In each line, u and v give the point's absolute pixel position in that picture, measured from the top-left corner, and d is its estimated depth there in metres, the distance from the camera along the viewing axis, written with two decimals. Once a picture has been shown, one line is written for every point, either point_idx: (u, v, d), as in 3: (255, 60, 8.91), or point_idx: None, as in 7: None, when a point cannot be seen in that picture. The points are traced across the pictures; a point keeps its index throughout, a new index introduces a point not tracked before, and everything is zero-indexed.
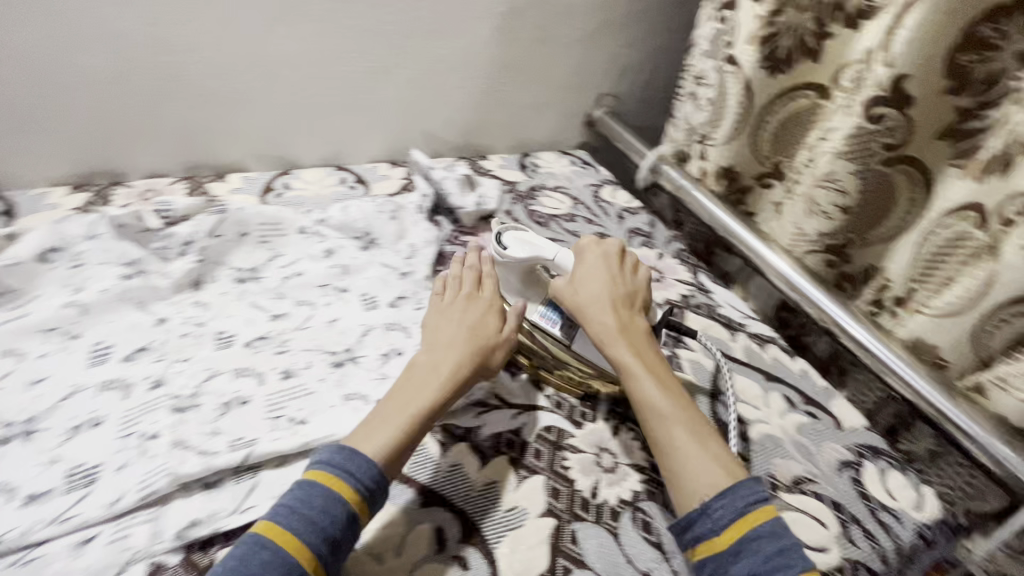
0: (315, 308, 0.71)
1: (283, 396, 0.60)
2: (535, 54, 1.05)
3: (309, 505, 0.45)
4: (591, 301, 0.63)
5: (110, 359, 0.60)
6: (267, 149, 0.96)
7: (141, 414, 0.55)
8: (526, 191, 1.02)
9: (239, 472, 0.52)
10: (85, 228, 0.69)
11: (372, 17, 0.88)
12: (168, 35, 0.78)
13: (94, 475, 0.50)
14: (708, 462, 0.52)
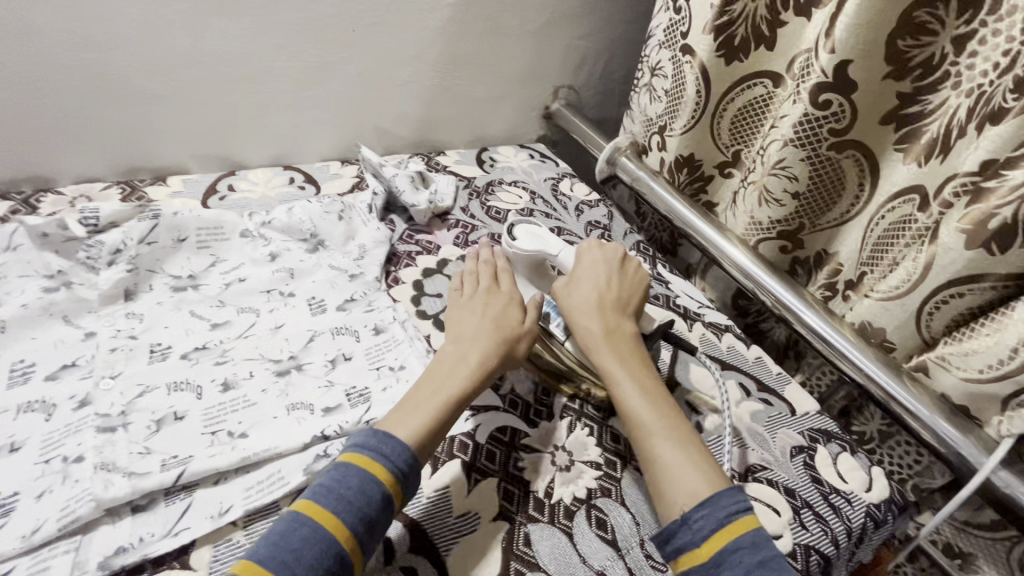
0: (259, 315, 0.68)
1: (222, 409, 0.57)
2: (488, 47, 1.02)
3: (348, 486, 0.45)
4: (580, 305, 0.63)
5: (32, 379, 0.56)
6: (210, 150, 0.92)
7: (65, 437, 0.52)
8: (483, 186, 1.00)
9: (171, 493, 0.50)
10: (3, 239, 0.64)
11: (315, 10, 0.84)
12: (88, 31, 0.73)
13: (10, 505, 0.47)
14: (691, 470, 0.50)
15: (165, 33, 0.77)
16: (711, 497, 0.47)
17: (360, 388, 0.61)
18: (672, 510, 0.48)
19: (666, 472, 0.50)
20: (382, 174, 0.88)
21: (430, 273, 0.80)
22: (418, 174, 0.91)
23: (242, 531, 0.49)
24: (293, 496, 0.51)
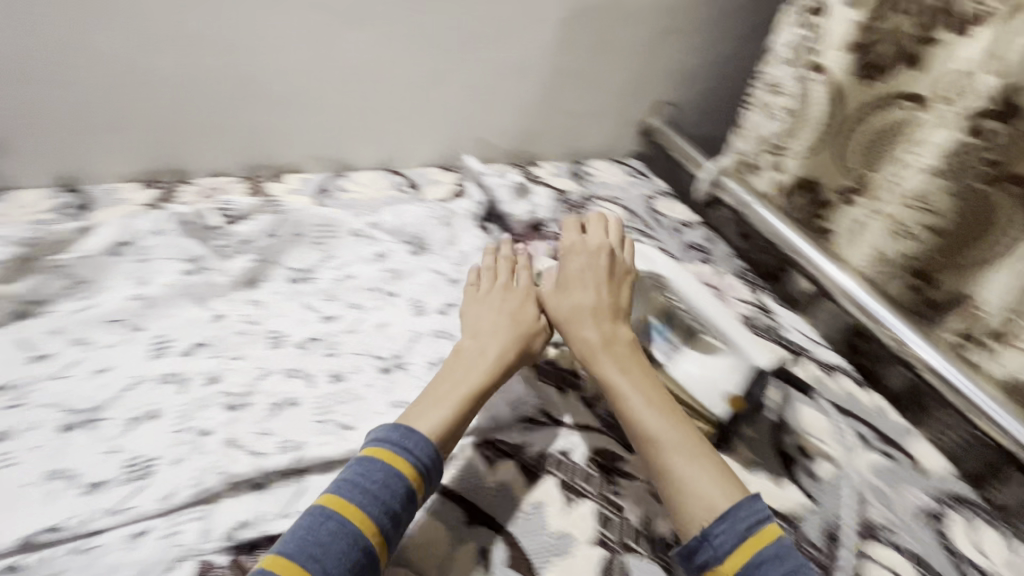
0: (365, 310, 0.71)
1: (331, 399, 0.59)
2: (595, 61, 1.03)
3: (372, 479, 0.45)
4: (572, 314, 0.61)
5: (169, 353, 0.62)
6: (325, 152, 0.97)
7: (196, 410, 0.56)
8: (579, 200, 1.00)
9: (287, 475, 0.52)
10: (153, 224, 0.71)
11: (433, 22, 0.89)
12: (245, 38, 0.81)
13: (151, 467, 0.51)
14: (708, 483, 0.48)
15: (301, 41, 0.84)
16: (728, 513, 0.46)
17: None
18: (693, 528, 0.47)
19: (682, 488, 0.49)
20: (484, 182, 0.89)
21: None
22: (517, 185, 0.92)
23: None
24: None
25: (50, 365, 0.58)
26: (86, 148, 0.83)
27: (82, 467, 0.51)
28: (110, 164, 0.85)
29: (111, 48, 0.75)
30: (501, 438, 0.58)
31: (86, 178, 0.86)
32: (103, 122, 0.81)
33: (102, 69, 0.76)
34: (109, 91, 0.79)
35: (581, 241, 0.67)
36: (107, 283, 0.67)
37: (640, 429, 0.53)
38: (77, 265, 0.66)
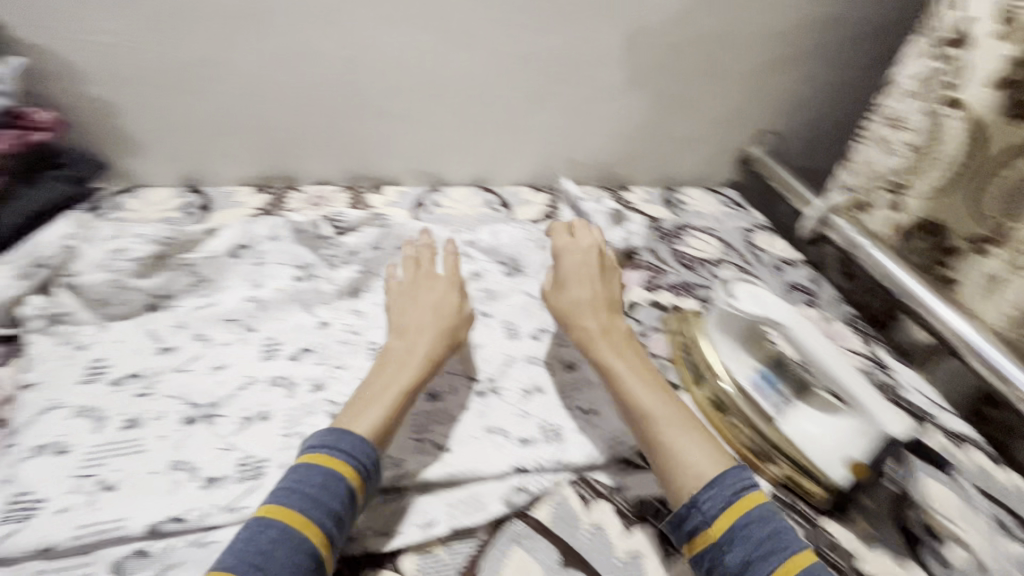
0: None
1: (427, 418, 0.60)
2: (698, 87, 1.00)
3: (308, 483, 0.45)
4: (573, 305, 0.64)
5: (278, 356, 0.64)
6: (421, 166, 0.99)
7: (303, 416, 0.59)
8: (672, 229, 0.97)
9: (386, 492, 0.53)
10: (270, 230, 0.75)
11: (540, 45, 0.88)
12: (359, 57, 0.83)
13: (262, 468, 0.54)
14: (696, 452, 0.51)
15: (412, 60, 0.85)
16: (714, 479, 0.49)
17: (553, 424, 0.61)
18: (684, 495, 0.50)
19: (674, 459, 0.51)
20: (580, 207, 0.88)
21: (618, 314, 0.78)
22: (613, 212, 0.90)
23: (445, 546, 0.51)
24: (491, 525, 0.52)
25: (175, 358, 0.62)
26: (211, 153, 0.89)
27: (200, 461, 0.54)
28: (230, 168, 0.91)
29: (243, 63, 0.81)
30: (596, 479, 0.58)
31: (208, 180, 0.92)
32: (228, 129, 0.87)
33: (232, 81, 0.82)
34: (235, 101, 0.84)
35: (576, 244, 0.68)
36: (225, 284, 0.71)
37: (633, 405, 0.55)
38: (202, 264, 0.70)
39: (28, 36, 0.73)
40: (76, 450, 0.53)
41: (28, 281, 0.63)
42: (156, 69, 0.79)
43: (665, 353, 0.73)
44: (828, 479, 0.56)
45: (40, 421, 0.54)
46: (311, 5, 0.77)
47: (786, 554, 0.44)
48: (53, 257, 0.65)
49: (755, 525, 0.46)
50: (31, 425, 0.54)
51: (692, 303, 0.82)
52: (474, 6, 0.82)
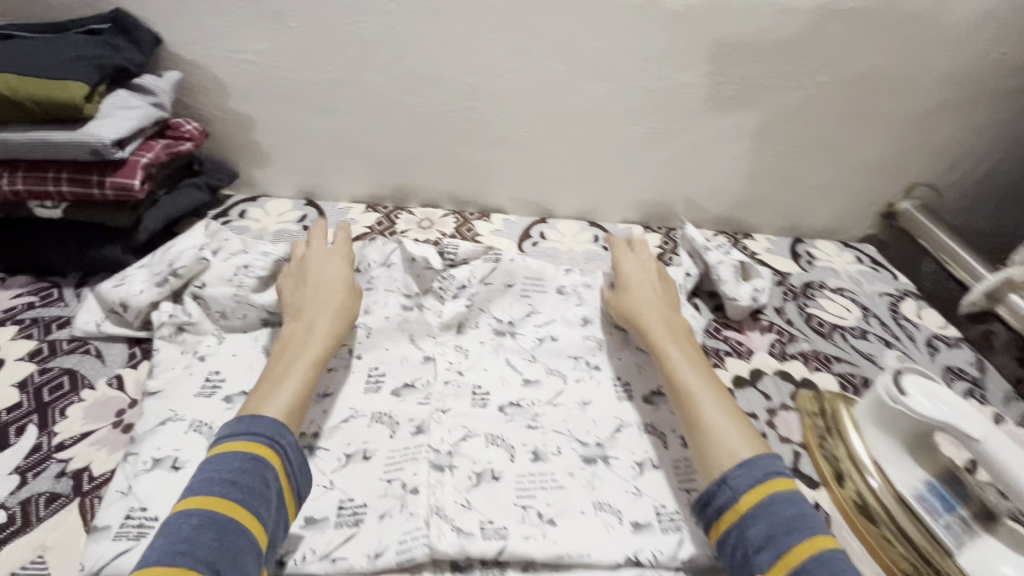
0: (566, 382, 0.66)
1: (531, 482, 0.56)
2: (845, 131, 0.89)
3: (226, 469, 0.45)
4: (630, 295, 0.68)
5: (382, 390, 0.62)
6: (531, 197, 0.96)
7: (404, 460, 0.56)
8: (801, 287, 0.87)
9: (487, 564, 0.50)
10: (383, 255, 0.74)
11: (674, 80, 0.82)
12: (484, 84, 0.81)
13: (361, 515, 0.52)
14: (734, 434, 0.52)
15: (538, 90, 0.82)
16: (750, 460, 0.49)
17: (670, 510, 0.54)
18: (717, 472, 0.50)
19: (712, 438, 0.52)
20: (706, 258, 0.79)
21: (741, 382, 0.70)
22: (740, 265, 0.81)
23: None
24: None
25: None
26: (331, 170, 0.91)
27: None
28: (347, 185, 0.93)
29: (373, 86, 0.81)
30: None
31: (325, 195, 0.94)
32: (349, 148, 0.88)
33: (360, 102, 0.83)
34: (360, 121, 0.85)
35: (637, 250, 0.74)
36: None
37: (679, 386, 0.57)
38: None
39: (187, 54, 0.77)
40: (189, 467, 0.52)
41: (163, 288, 0.65)
42: (292, 87, 0.81)
43: (799, 439, 0.64)
44: None
45: (159, 431, 0.54)
46: (445, 32, 0.76)
47: (808, 532, 0.43)
48: (186, 267, 0.66)
49: (779, 507, 0.45)
50: (151, 434, 0.54)
51: (829, 379, 0.72)
52: (610, 38, 0.77)
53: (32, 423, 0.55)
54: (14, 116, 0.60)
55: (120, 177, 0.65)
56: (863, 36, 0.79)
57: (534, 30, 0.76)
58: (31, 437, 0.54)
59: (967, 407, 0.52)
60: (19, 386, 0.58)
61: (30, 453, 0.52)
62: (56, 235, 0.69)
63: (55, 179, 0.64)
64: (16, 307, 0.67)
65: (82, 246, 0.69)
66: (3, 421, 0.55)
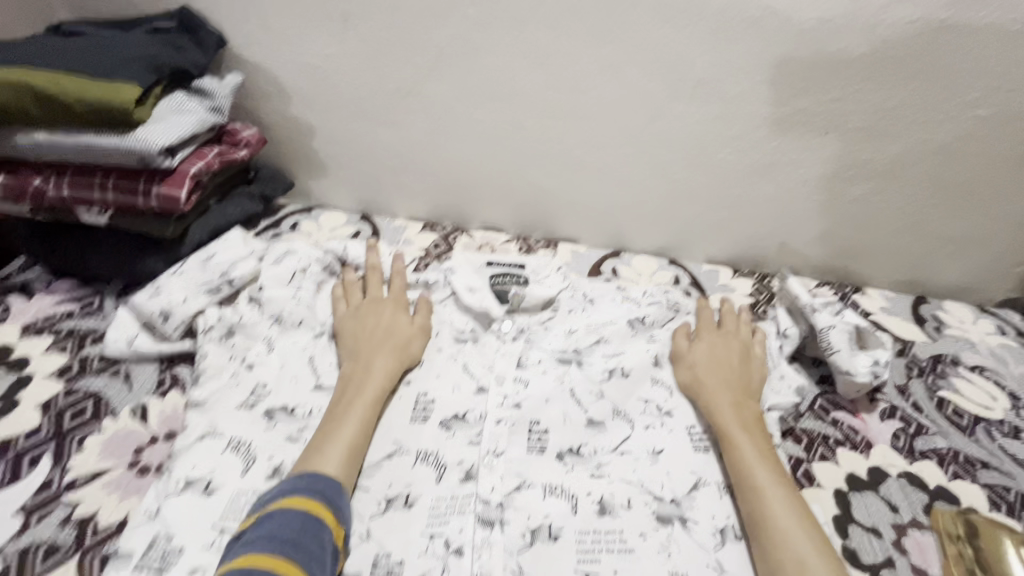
0: (634, 428, 0.59)
1: (596, 541, 0.50)
2: (999, 177, 0.73)
3: (303, 535, 0.41)
4: (704, 363, 0.62)
5: (429, 421, 0.57)
6: (604, 227, 0.85)
7: (450, 513, 0.50)
8: (929, 362, 0.72)
9: None
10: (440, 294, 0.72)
11: (791, 105, 0.69)
12: (565, 101, 0.72)
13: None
14: (810, 546, 0.46)
15: (625, 111, 0.72)
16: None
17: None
18: None
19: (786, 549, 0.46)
20: (813, 321, 0.65)
21: (856, 483, 0.57)
22: (859, 330, 0.66)
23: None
24: None
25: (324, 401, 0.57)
26: (390, 185, 0.84)
27: None
28: (406, 203, 0.86)
29: (443, 97, 0.74)
30: None
31: (382, 211, 0.88)
32: (411, 162, 0.81)
33: (426, 114, 0.76)
34: (425, 134, 0.78)
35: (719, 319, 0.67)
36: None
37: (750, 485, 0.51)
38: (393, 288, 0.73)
39: (252, 55, 0.72)
40: (222, 492, 0.49)
41: (214, 295, 0.62)
42: (358, 96, 0.75)
43: (938, 571, 0.50)
44: None
45: (191, 457, 0.50)
46: (529, 40, 0.67)
47: None
48: (243, 277, 0.65)
49: None
50: (189, 449, 0.51)
51: (973, 490, 0.57)
52: (721, 54, 0.66)
53: (47, 454, 0.50)
54: (61, 119, 0.56)
55: (165, 187, 0.60)
56: None
57: (630, 41, 0.66)
58: (44, 471, 0.49)
59: None
60: (42, 409, 0.54)
61: (39, 490, 0.48)
62: (100, 242, 0.65)
63: (100, 185, 0.59)
64: (56, 315, 0.63)
65: (127, 256, 0.65)
66: (20, 449, 0.50)
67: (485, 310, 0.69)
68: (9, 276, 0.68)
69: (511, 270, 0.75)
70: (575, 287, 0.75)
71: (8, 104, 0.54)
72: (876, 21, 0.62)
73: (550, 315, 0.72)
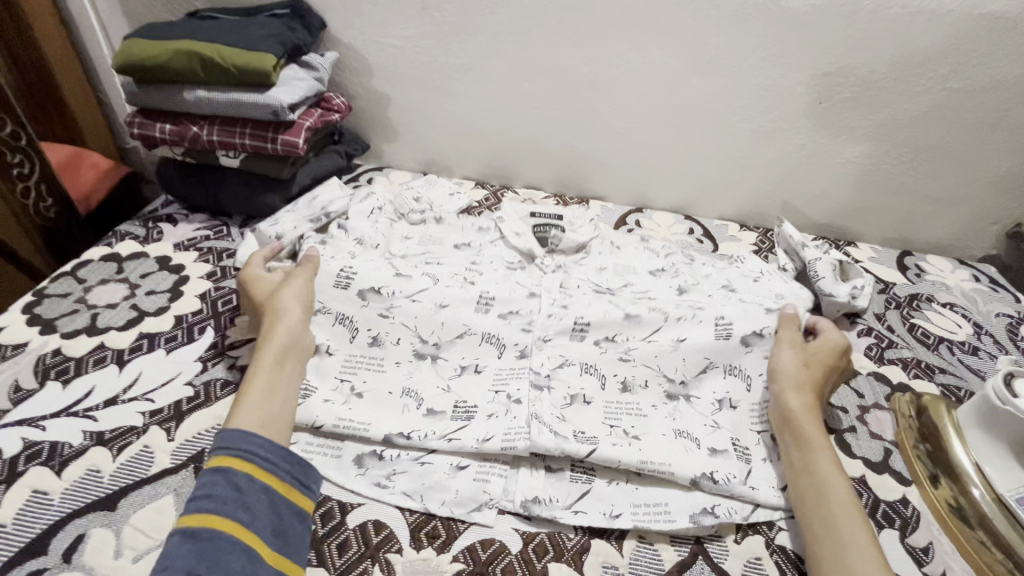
0: (667, 317, 0.66)
1: (620, 406, 0.61)
2: (974, 141, 0.85)
3: (222, 490, 0.45)
4: (794, 368, 0.61)
5: (491, 310, 0.66)
6: (630, 185, 1.00)
7: (509, 377, 0.63)
8: (906, 298, 0.85)
9: (575, 469, 0.56)
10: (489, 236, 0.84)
11: (790, 79, 0.83)
12: (599, 76, 0.87)
13: (471, 413, 0.59)
14: (868, 545, 0.47)
15: (650, 85, 0.87)
16: None
17: (743, 445, 0.59)
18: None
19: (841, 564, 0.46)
20: (802, 254, 0.81)
21: None
22: (837, 264, 0.81)
23: (633, 545, 0.51)
24: (669, 535, 0.52)
25: (407, 285, 0.66)
26: (449, 147, 1.00)
27: (426, 393, 0.61)
28: (461, 164, 1.02)
29: (498, 72, 0.90)
30: (798, 554, 0.52)
31: (440, 170, 1.04)
32: (467, 128, 0.97)
33: (484, 86, 0.91)
34: (481, 103, 0.94)
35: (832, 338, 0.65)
36: (445, 244, 0.81)
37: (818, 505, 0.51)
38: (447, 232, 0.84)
39: (345, 38, 0.90)
40: (337, 354, 0.63)
41: (317, 222, 0.79)
42: (428, 70, 0.91)
43: (891, 437, 0.63)
44: None
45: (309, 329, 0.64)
46: (571, 24, 0.83)
47: None
48: (336, 211, 0.80)
49: None
50: None
51: (930, 387, 0.70)
52: (730, 35, 0.80)
53: (209, 326, 0.67)
54: (219, 81, 0.74)
55: (289, 136, 0.77)
56: (1004, 43, 0.76)
57: (656, 25, 0.81)
58: (210, 336, 0.66)
59: None
60: (201, 297, 0.71)
61: (209, 347, 0.65)
62: (228, 179, 0.82)
63: (241, 133, 0.77)
64: (197, 237, 0.81)
65: (249, 193, 0.82)
66: (190, 321, 0.68)
67: (528, 250, 0.80)
68: (156, 209, 0.86)
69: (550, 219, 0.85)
70: (604, 237, 0.87)
71: (184, 69, 0.73)
72: (859, 8, 0.76)
73: (583, 257, 0.83)
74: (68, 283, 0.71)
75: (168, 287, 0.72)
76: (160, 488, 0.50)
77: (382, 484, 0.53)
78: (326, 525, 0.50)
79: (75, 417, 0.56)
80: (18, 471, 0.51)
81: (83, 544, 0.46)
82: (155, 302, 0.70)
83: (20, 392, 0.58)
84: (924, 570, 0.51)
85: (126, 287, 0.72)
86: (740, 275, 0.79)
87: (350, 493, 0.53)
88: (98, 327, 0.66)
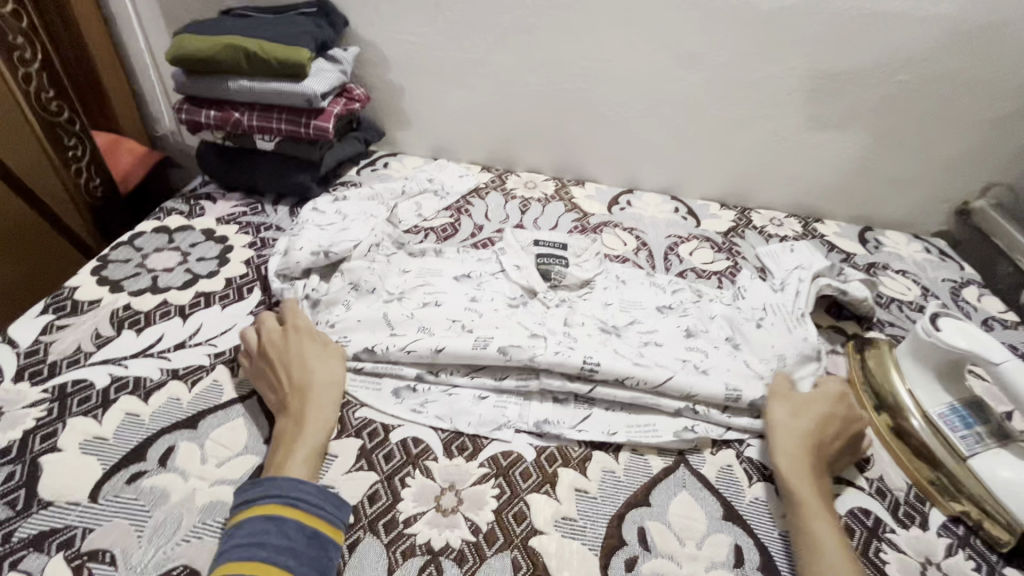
0: (674, 372, 0.66)
1: None
2: (924, 128, 0.97)
3: (273, 538, 0.48)
4: (785, 424, 0.61)
5: (488, 347, 0.66)
6: (622, 168, 1.10)
7: None
8: (864, 267, 0.96)
9: (578, 401, 0.66)
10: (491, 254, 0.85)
11: (762, 71, 0.94)
12: (594, 70, 0.97)
13: None
14: None
15: (639, 77, 0.97)
16: None
17: None
18: None
19: None
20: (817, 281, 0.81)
21: None
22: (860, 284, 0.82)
23: (627, 456, 0.62)
24: (656, 448, 0.63)
25: (402, 340, 0.67)
26: (457, 134, 1.10)
27: None
28: (468, 150, 1.12)
29: (503, 66, 1.00)
30: (765, 463, 0.62)
31: (449, 155, 1.14)
32: (474, 116, 1.07)
33: (490, 78, 1.01)
34: (487, 94, 1.04)
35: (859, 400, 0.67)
36: (444, 276, 0.79)
37: (811, 554, 0.51)
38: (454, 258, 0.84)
39: (365, 34, 0.99)
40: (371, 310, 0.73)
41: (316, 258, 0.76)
42: (439, 64, 1.01)
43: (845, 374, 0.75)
44: (998, 504, 0.57)
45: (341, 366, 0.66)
46: (570, 22, 0.93)
47: None
48: (339, 252, 0.76)
49: None
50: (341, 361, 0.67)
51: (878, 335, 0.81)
52: (709, 32, 0.91)
53: (257, 287, 0.77)
54: (260, 72, 0.84)
55: (320, 121, 0.87)
56: (946, 42, 0.88)
57: (644, 23, 0.91)
58: (259, 295, 0.76)
59: (996, 345, 0.61)
60: (246, 263, 0.81)
61: (260, 303, 0.74)
62: (263, 160, 0.92)
63: (278, 120, 0.87)
64: (236, 213, 0.90)
65: (281, 172, 0.91)
66: (239, 283, 0.77)
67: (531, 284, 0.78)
68: (195, 188, 0.95)
69: (554, 252, 0.85)
70: (609, 271, 0.85)
71: (229, 61, 0.82)
72: (820, 8, 0.87)
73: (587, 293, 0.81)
74: (126, 251, 0.80)
75: (216, 254, 0.82)
76: (232, 412, 0.60)
77: (417, 410, 0.64)
78: (372, 440, 0.60)
79: (150, 357, 0.65)
80: (111, 398, 0.60)
81: (174, 452, 0.56)
82: (205, 267, 0.79)
83: (101, 338, 0.67)
84: (866, 475, 0.64)
85: (179, 254, 0.81)
86: (744, 318, 0.76)
87: (389, 417, 0.63)
88: (160, 286, 0.75)
